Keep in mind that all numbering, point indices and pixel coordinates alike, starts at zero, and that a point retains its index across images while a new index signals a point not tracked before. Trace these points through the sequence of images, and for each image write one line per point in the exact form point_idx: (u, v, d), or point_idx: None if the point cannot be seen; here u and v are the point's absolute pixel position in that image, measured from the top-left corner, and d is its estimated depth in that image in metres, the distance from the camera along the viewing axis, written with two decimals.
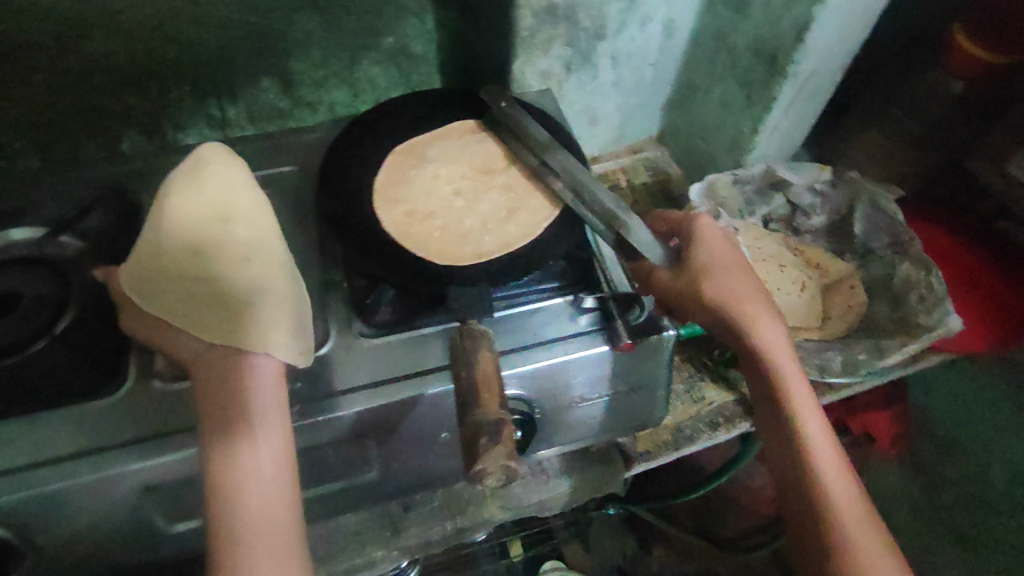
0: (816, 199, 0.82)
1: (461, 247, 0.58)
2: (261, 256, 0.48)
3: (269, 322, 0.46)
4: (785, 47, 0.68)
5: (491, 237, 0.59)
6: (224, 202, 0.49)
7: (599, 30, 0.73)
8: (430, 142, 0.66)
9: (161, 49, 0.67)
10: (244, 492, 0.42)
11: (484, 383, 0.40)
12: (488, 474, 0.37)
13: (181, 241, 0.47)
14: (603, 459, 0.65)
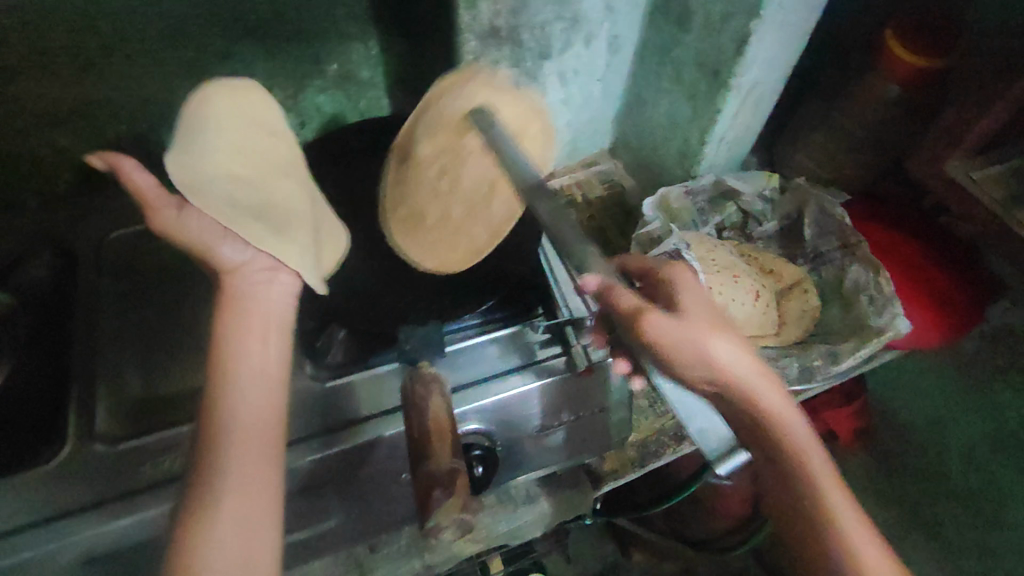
0: (766, 206, 0.83)
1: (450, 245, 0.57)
2: (295, 179, 0.53)
3: (302, 242, 0.49)
4: (726, 61, 0.69)
5: (477, 231, 0.58)
6: (268, 126, 0.54)
7: (544, 50, 0.72)
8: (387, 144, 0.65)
9: (91, 90, 0.65)
10: (233, 423, 0.41)
11: (436, 431, 0.39)
12: (442, 525, 0.36)
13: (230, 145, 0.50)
14: (571, 482, 0.64)
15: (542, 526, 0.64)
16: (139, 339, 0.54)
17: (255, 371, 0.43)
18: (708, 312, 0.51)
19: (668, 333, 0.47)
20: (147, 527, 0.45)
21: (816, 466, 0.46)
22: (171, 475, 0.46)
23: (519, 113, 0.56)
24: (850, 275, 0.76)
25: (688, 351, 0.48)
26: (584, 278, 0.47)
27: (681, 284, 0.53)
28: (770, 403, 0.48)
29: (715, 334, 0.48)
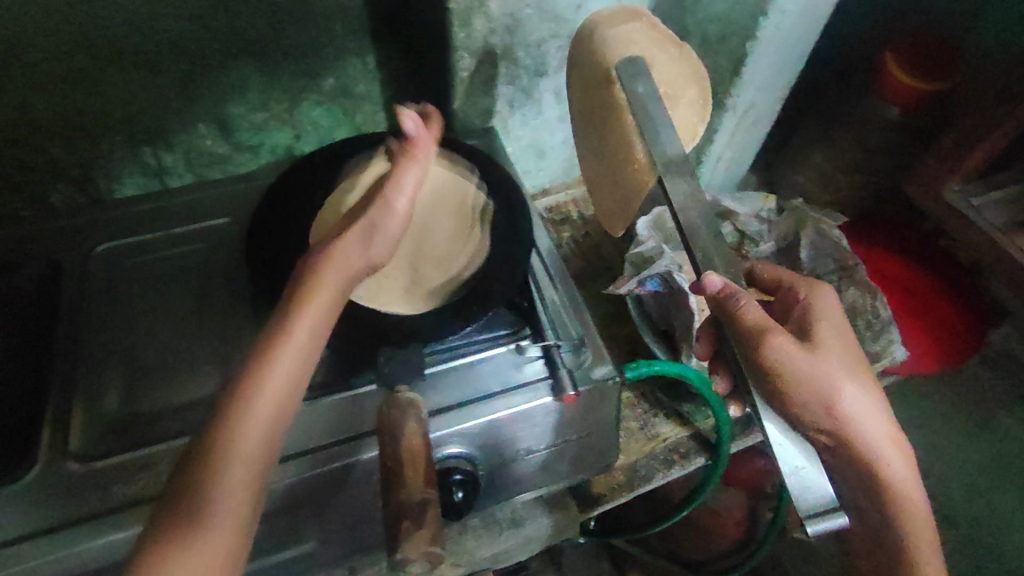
0: (763, 227, 0.81)
1: (403, 298, 0.56)
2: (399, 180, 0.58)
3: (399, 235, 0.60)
4: (722, 81, 0.68)
5: (433, 286, 0.57)
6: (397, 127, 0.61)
7: (540, 68, 0.72)
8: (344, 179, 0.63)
9: (86, 102, 0.65)
10: (247, 430, 0.36)
11: (409, 459, 0.38)
12: (409, 563, 0.34)
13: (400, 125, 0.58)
14: (557, 506, 0.63)
15: (530, 548, 0.63)
16: (121, 355, 0.53)
17: (283, 381, 0.37)
18: (849, 349, 0.49)
19: (801, 370, 0.45)
20: (119, 549, 0.44)
21: (914, 518, 0.47)
22: (144, 495, 0.45)
23: (673, 75, 0.58)
24: (848, 298, 0.75)
25: (810, 390, 0.45)
26: (705, 279, 0.44)
27: (823, 314, 0.51)
28: (890, 454, 0.47)
29: (851, 377, 0.47)
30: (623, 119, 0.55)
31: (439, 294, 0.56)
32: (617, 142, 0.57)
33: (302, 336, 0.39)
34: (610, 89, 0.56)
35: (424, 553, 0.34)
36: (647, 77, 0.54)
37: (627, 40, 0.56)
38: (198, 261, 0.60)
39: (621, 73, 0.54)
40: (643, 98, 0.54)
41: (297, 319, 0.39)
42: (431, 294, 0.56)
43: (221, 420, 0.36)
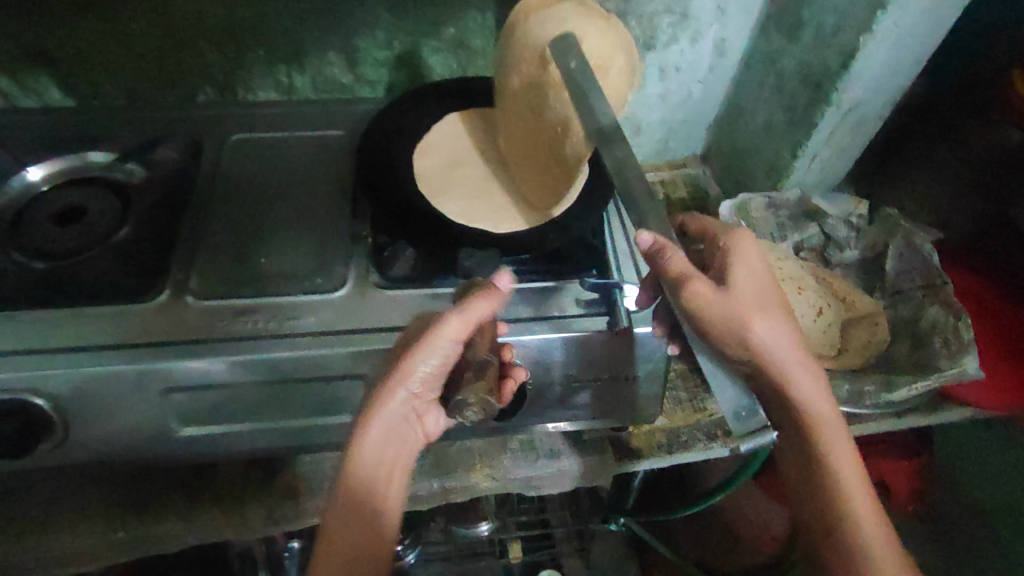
0: (851, 233, 0.79)
1: (490, 218, 0.65)
2: (470, 171, 0.70)
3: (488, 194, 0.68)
4: (830, 74, 0.69)
5: (517, 216, 0.65)
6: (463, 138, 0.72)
7: (648, 41, 0.75)
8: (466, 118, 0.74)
9: (242, 15, 0.74)
10: (354, 542, 0.47)
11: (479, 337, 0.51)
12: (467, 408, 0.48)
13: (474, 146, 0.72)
14: (593, 449, 0.66)
15: (563, 484, 0.66)
16: (238, 225, 0.61)
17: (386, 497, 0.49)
18: (765, 286, 0.53)
19: (717, 309, 0.49)
20: (209, 373, 0.51)
21: (833, 441, 0.51)
22: (237, 334, 0.52)
23: (603, 46, 0.56)
24: (929, 316, 0.70)
25: (723, 326, 0.49)
26: (637, 236, 0.45)
27: (740, 255, 0.54)
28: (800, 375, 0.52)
29: (761, 312, 0.51)
30: (559, 96, 0.56)
31: (519, 222, 0.64)
32: (557, 119, 0.58)
33: (370, 448, 0.49)
34: (546, 68, 0.57)
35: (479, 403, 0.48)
36: (577, 50, 0.54)
37: (559, 20, 0.57)
38: (312, 163, 0.68)
39: (552, 51, 0.55)
40: (574, 71, 0.53)
41: (363, 435, 0.49)
42: (514, 220, 0.64)
43: (323, 532, 0.47)
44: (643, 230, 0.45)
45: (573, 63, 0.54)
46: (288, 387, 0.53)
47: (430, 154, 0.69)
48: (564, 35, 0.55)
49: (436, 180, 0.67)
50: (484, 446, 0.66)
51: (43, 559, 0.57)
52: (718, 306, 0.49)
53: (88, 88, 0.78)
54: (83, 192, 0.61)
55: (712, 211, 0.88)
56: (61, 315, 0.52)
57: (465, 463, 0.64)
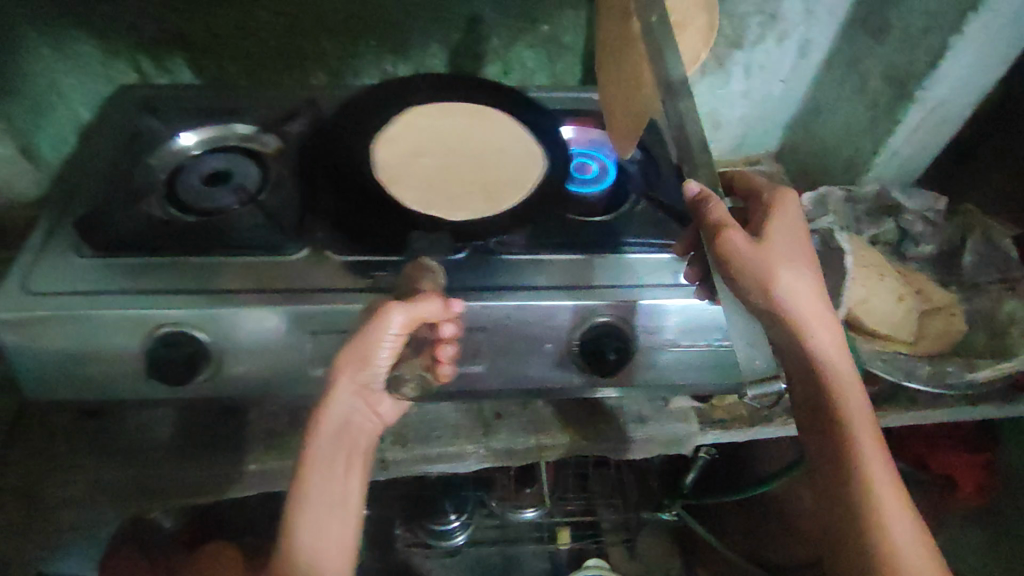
0: (926, 228, 0.82)
1: (449, 207, 0.64)
2: (421, 164, 0.68)
3: (432, 189, 0.65)
4: (916, 73, 0.72)
5: (474, 206, 0.64)
6: (411, 137, 0.70)
7: (737, 39, 0.80)
8: (423, 113, 0.73)
9: (360, 7, 0.81)
10: (314, 525, 0.54)
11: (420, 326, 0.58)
12: (405, 376, 0.60)
13: (414, 143, 0.70)
14: (678, 416, 0.71)
15: (648, 450, 0.70)
16: None
17: (340, 493, 0.56)
18: (795, 244, 0.57)
19: (747, 258, 0.53)
20: (350, 318, 0.57)
21: (846, 391, 0.55)
22: (377, 287, 0.58)
23: (682, 8, 0.71)
24: (1007, 308, 0.74)
25: (752, 274, 0.54)
26: (685, 183, 0.54)
27: (775, 213, 0.59)
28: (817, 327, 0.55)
29: (786, 263, 0.55)
30: (635, 47, 0.66)
31: (474, 209, 0.63)
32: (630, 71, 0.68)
33: (325, 443, 0.56)
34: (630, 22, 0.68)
35: (416, 370, 0.60)
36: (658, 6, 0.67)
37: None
38: None
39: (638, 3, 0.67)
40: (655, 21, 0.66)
41: (319, 430, 0.56)
42: (469, 207, 0.64)
43: (287, 515, 0.54)
44: (692, 181, 0.54)
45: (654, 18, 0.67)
46: (416, 336, 0.58)
47: (388, 146, 0.69)
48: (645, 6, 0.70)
49: (395, 168, 0.67)
50: (576, 410, 0.70)
51: (178, 485, 0.63)
52: (749, 255, 0.53)
53: (215, 71, 0.85)
54: (229, 161, 0.69)
55: None
56: (217, 262, 0.59)
57: (559, 423, 0.69)
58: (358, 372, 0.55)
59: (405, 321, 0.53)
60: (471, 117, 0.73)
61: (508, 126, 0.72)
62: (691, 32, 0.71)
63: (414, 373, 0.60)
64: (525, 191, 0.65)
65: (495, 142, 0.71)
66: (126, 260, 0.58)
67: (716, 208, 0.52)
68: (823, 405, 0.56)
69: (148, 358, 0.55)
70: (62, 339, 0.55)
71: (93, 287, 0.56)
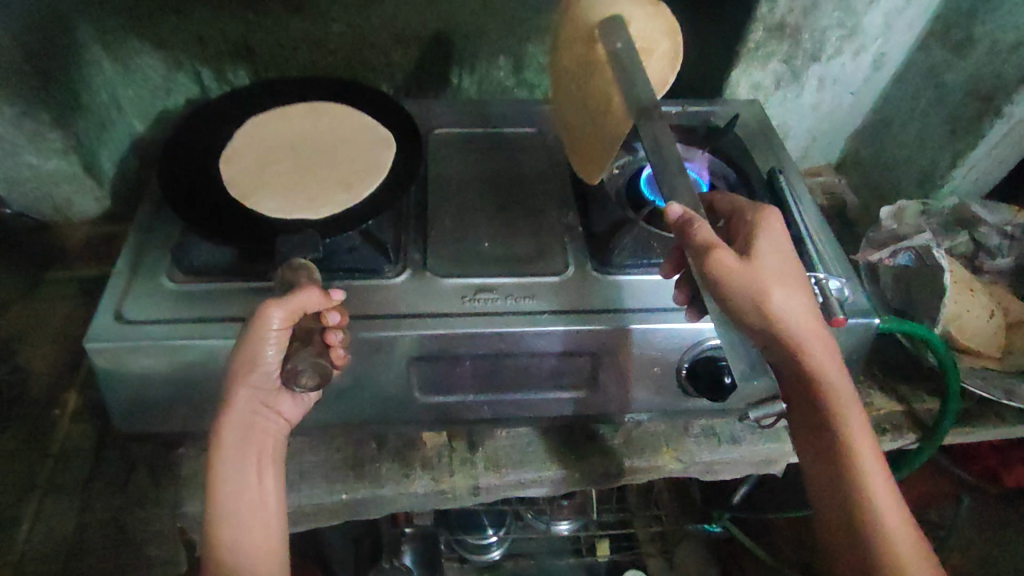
0: (1003, 241, 0.81)
1: (318, 206, 0.58)
2: (278, 166, 0.62)
3: (294, 187, 0.60)
4: (1004, 88, 0.72)
5: (338, 200, 0.59)
6: (271, 143, 0.64)
7: (816, 53, 0.79)
8: (278, 117, 0.67)
9: (432, 20, 0.80)
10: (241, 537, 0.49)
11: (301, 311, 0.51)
12: (299, 374, 0.48)
13: (260, 147, 0.64)
14: (772, 436, 0.68)
15: (739, 469, 0.69)
16: (454, 209, 0.65)
17: (252, 501, 0.50)
18: (786, 259, 0.50)
19: (742, 280, 0.47)
20: (460, 344, 0.54)
21: (851, 417, 0.50)
22: (484, 310, 0.56)
23: (649, 31, 0.59)
24: None
25: (749, 296, 0.47)
26: (670, 208, 0.46)
27: (762, 229, 0.52)
28: (821, 353, 0.49)
29: (781, 282, 0.48)
30: (602, 77, 0.57)
31: (338, 204, 0.59)
32: (597, 96, 0.59)
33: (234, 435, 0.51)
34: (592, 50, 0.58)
35: (311, 365, 0.48)
36: (622, 33, 0.55)
37: (610, 0, 0.58)
38: (507, 157, 0.72)
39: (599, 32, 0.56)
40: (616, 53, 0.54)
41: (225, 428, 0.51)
42: (334, 203, 0.59)
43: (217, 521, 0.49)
44: (673, 202, 0.46)
45: (620, 43, 0.54)
46: (524, 362, 0.57)
47: (235, 159, 0.62)
48: (614, 16, 0.56)
49: (250, 178, 0.60)
50: (666, 430, 0.68)
51: None
52: (744, 277, 0.47)
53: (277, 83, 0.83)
54: None
55: (854, 218, 0.90)
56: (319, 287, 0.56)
57: (651, 446, 0.67)
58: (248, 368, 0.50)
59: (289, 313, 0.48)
60: (298, 113, 0.68)
61: (342, 116, 0.68)
62: (658, 59, 0.61)
63: (305, 368, 0.47)
64: (385, 174, 0.61)
65: (312, 134, 0.66)
66: (215, 287, 0.55)
67: (706, 233, 0.45)
68: (829, 435, 0.50)
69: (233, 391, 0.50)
70: (150, 374, 0.52)
71: (181, 317, 0.52)
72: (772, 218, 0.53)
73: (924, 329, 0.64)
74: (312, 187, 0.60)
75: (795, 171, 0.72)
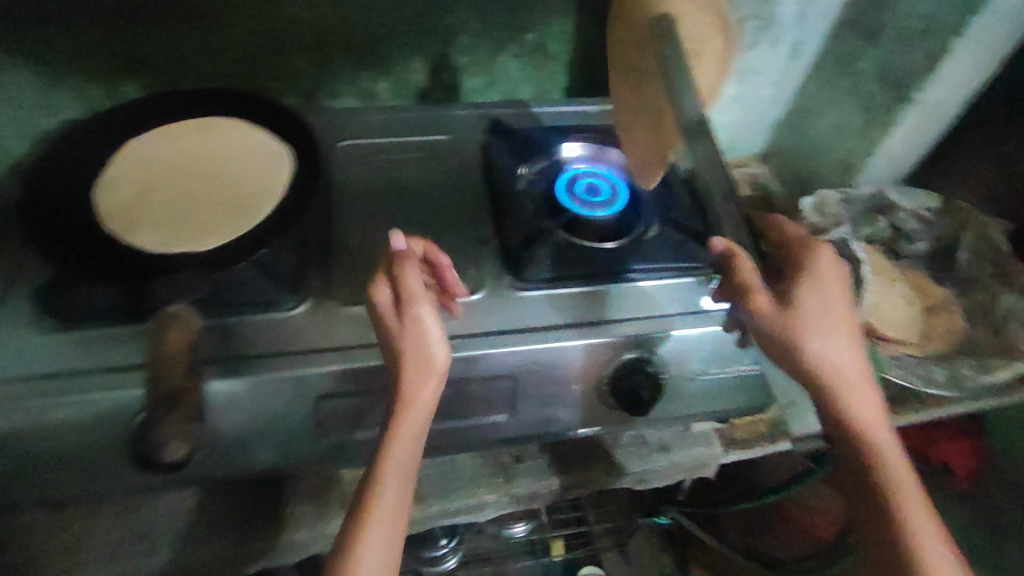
0: (918, 226, 0.82)
1: (199, 235, 0.55)
2: (158, 198, 0.59)
3: (175, 217, 0.57)
4: (913, 76, 0.72)
5: (222, 226, 0.56)
6: (152, 171, 0.61)
7: (732, 45, 0.78)
8: (161, 140, 0.64)
9: (337, 23, 0.75)
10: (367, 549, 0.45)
11: (168, 355, 0.43)
12: (165, 442, 0.39)
13: (139, 175, 0.60)
14: (700, 440, 0.69)
15: (672, 476, 0.69)
16: (363, 230, 0.62)
17: (391, 506, 0.46)
18: (829, 305, 0.52)
19: (777, 321, 0.51)
20: (369, 375, 0.52)
21: (888, 463, 0.50)
22: None
23: None
24: (1005, 302, 0.74)
25: (783, 336, 0.51)
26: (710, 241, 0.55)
27: (813, 272, 0.53)
28: (853, 393, 0.51)
29: (819, 326, 0.51)
30: None
31: (230, 232, 0.55)
32: None
33: (411, 424, 0.46)
34: None
35: (180, 431, 0.39)
36: None
37: None
38: (422, 167, 0.69)
39: None
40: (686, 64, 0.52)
41: (411, 398, 0.46)
42: (225, 231, 0.56)
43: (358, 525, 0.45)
44: (717, 238, 0.56)
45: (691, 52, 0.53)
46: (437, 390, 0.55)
47: (112, 192, 0.58)
48: None
49: (126, 211, 0.57)
50: (597, 443, 0.68)
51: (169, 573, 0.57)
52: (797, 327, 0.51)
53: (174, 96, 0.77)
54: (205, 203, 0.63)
55: (779, 209, 0.91)
56: (213, 328, 0.52)
57: (582, 461, 0.66)
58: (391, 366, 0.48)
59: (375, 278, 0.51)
60: (188, 133, 0.65)
61: (235, 137, 0.65)
62: None
63: (169, 438, 0.39)
64: (281, 196, 0.58)
65: (199, 156, 0.63)
66: (103, 333, 0.51)
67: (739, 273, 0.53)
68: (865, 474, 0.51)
69: (131, 450, 0.47)
70: (28, 438, 0.47)
71: (72, 368, 0.49)
72: (824, 261, 0.54)
73: None
74: (195, 216, 0.57)
75: None
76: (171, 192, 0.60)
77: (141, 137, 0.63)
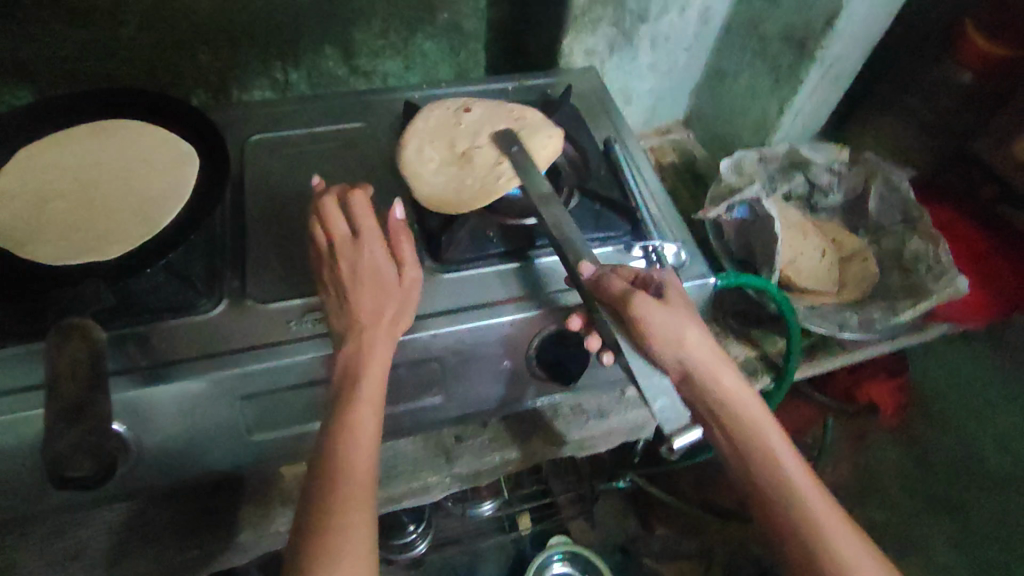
0: (833, 178, 0.85)
1: (101, 245, 0.54)
2: (55, 208, 0.57)
3: (73, 226, 0.55)
4: (813, 34, 0.74)
5: (126, 234, 0.55)
6: (46, 179, 0.59)
7: (642, 14, 0.79)
8: (54, 145, 0.61)
9: (238, 14, 0.73)
10: (354, 508, 0.45)
11: (68, 375, 0.41)
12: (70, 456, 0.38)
13: (33, 185, 0.58)
14: (637, 403, 0.71)
15: (611, 440, 0.71)
16: (278, 224, 0.61)
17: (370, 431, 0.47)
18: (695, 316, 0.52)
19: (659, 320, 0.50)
20: (298, 372, 0.52)
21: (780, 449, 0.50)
22: (315, 333, 0.53)
23: None
24: (911, 246, 0.78)
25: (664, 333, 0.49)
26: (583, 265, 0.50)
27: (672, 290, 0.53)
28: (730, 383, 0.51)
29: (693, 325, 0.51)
30: None
31: (131, 240, 0.55)
32: None
33: (378, 369, 0.48)
34: None
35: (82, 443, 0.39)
36: None
37: None
38: (338, 156, 0.68)
39: None
40: None
41: (372, 344, 0.48)
42: (126, 238, 0.55)
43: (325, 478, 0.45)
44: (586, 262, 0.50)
45: None
46: None
47: (5, 206, 0.56)
48: None
49: (20, 226, 0.55)
50: (536, 415, 0.69)
51: None
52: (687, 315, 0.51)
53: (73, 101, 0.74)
54: None
55: (703, 172, 0.93)
56: (125, 337, 0.51)
57: (524, 434, 0.68)
58: (370, 284, 0.50)
59: (337, 210, 0.52)
60: (81, 137, 0.62)
61: (136, 136, 0.63)
62: None
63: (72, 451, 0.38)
64: (186, 198, 0.58)
65: (97, 159, 0.61)
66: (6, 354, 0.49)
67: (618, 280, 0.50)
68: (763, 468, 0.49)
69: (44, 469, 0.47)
70: None
71: None
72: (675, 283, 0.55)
73: (758, 279, 0.65)
74: (97, 224, 0.56)
75: (633, 138, 0.72)
76: (69, 200, 0.58)
77: (33, 145, 0.61)
